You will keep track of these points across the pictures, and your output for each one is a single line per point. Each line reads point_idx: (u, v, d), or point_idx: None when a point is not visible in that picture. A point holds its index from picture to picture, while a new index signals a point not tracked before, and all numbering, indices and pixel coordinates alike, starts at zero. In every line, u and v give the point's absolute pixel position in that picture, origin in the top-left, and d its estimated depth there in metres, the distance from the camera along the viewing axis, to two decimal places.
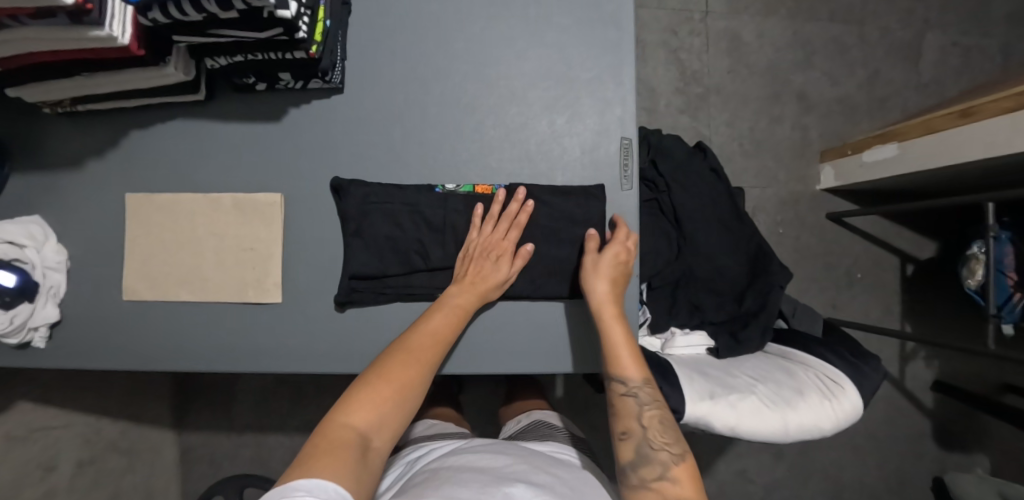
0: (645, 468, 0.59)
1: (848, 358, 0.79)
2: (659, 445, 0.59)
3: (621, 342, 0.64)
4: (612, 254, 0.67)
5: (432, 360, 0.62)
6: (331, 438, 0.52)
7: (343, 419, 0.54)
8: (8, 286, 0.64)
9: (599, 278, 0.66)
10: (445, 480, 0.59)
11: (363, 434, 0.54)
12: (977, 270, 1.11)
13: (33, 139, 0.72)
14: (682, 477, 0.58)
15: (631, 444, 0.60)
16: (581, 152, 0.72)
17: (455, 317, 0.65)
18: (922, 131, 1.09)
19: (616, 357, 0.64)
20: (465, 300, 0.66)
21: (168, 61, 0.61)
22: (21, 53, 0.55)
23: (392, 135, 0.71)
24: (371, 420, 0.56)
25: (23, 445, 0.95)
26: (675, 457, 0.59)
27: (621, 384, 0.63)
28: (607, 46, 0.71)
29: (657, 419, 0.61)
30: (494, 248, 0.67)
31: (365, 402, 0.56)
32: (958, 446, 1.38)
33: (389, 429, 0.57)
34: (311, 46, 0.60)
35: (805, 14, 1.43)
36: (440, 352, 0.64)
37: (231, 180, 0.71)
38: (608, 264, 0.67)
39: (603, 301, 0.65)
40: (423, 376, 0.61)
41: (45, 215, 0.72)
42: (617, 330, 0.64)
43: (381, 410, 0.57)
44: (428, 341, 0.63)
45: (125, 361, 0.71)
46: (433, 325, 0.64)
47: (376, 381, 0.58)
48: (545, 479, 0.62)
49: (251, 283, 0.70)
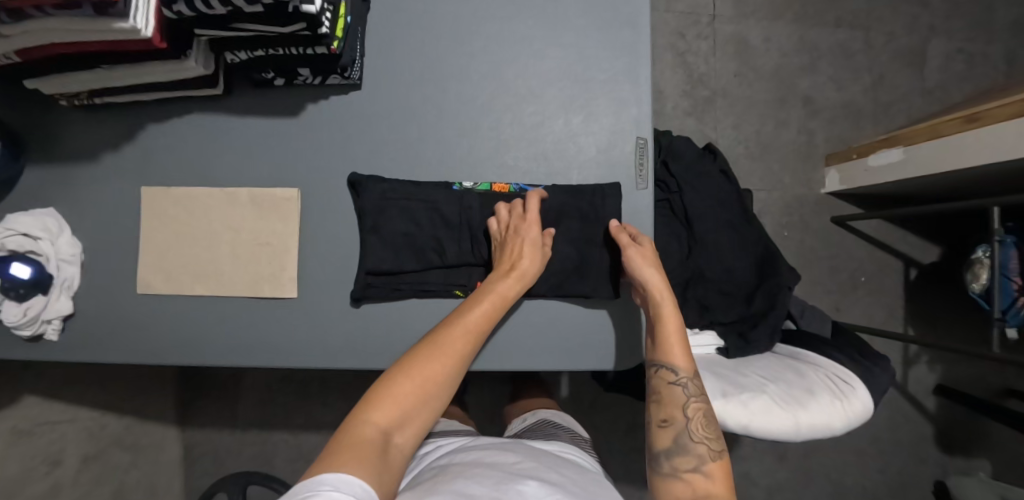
0: (679, 458, 0.60)
1: (858, 359, 0.80)
2: (700, 438, 0.61)
3: (676, 331, 0.64)
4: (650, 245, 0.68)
5: (463, 355, 0.62)
6: (356, 435, 0.52)
7: (366, 416, 0.55)
8: (23, 278, 0.65)
9: (652, 266, 0.65)
10: (457, 476, 0.59)
11: (385, 431, 0.55)
12: (983, 273, 1.11)
13: (48, 131, 0.72)
14: (716, 472, 0.59)
15: (671, 432, 0.62)
16: (596, 151, 0.72)
17: (493, 308, 0.64)
18: (929, 136, 1.09)
19: (670, 345, 0.64)
20: (506, 288, 0.64)
21: (188, 55, 0.61)
22: (43, 44, 0.55)
23: (409, 132, 0.71)
24: (394, 417, 0.56)
25: (29, 439, 0.95)
26: (713, 453, 0.60)
27: (671, 373, 0.63)
28: (623, 47, 0.72)
29: (701, 413, 0.62)
30: (518, 224, 0.66)
31: (389, 399, 0.56)
32: (959, 450, 1.39)
33: (410, 428, 0.57)
34: (333, 42, 0.60)
35: (811, 19, 1.44)
36: (473, 348, 0.63)
37: (248, 174, 0.71)
38: (654, 255, 0.67)
39: (661, 287, 0.65)
40: (452, 373, 0.61)
41: (59, 207, 0.72)
42: (671, 324, 0.65)
43: (404, 406, 0.57)
44: (462, 336, 0.62)
45: (137, 354, 0.71)
46: (472, 316, 0.63)
47: (399, 376, 0.58)
48: (556, 477, 0.62)
49: (266, 278, 0.70)
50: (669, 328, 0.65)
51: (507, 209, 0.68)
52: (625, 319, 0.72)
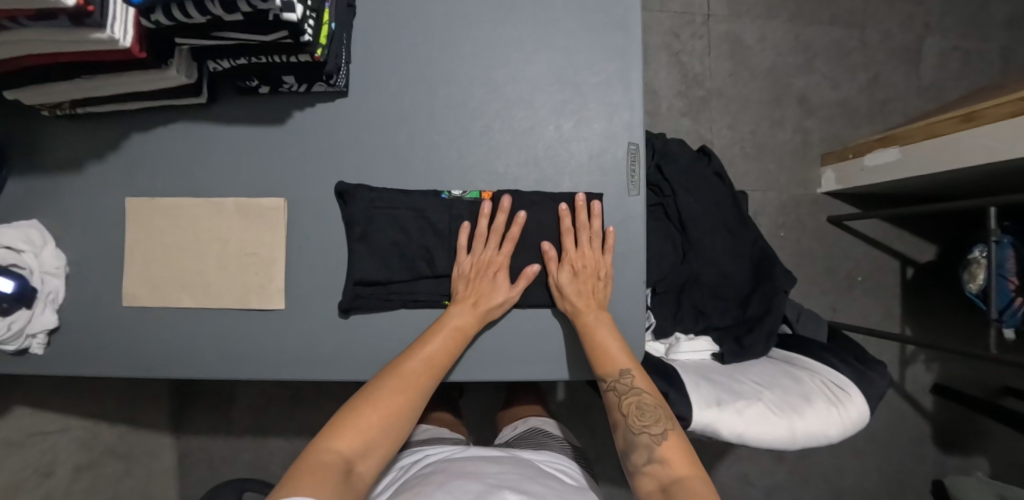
0: (635, 454, 0.61)
1: (853, 364, 0.79)
2: (640, 429, 0.61)
3: (605, 340, 0.66)
4: (569, 273, 0.67)
5: (426, 385, 0.63)
6: (316, 461, 0.53)
7: (330, 442, 0.55)
8: (6, 291, 0.64)
9: (565, 298, 0.67)
10: (436, 488, 0.59)
11: (347, 458, 0.55)
12: (978, 273, 1.11)
13: (30, 141, 0.71)
14: (670, 456, 0.59)
15: (621, 434, 0.63)
16: (588, 157, 0.71)
17: (452, 341, 0.65)
18: (924, 135, 1.09)
19: (600, 356, 0.65)
20: (464, 322, 0.65)
21: (170, 63, 0.60)
22: (20, 55, 0.54)
23: (398, 138, 0.70)
24: (358, 443, 0.56)
25: (20, 450, 0.94)
26: (656, 438, 0.60)
27: (603, 382, 0.65)
28: (613, 51, 0.71)
29: (633, 406, 0.63)
30: (489, 265, 0.68)
31: (352, 427, 0.57)
32: (958, 451, 1.38)
33: (373, 456, 0.57)
34: (316, 49, 0.59)
35: (806, 17, 1.43)
36: (435, 376, 0.64)
37: (233, 184, 0.70)
38: (573, 279, 0.67)
39: (574, 312, 0.67)
40: (416, 401, 0.61)
41: (43, 218, 0.71)
42: (603, 330, 0.66)
43: (365, 433, 0.57)
44: (423, 367, 0.63)
45: (124, 368, 0.71)
46: (433, 346, 0.64)
47: (362, 406, 0.58)
48: (537, 489, 0.62)
49: (254, 288, 0.69)
50: (593, 344, 0.65)
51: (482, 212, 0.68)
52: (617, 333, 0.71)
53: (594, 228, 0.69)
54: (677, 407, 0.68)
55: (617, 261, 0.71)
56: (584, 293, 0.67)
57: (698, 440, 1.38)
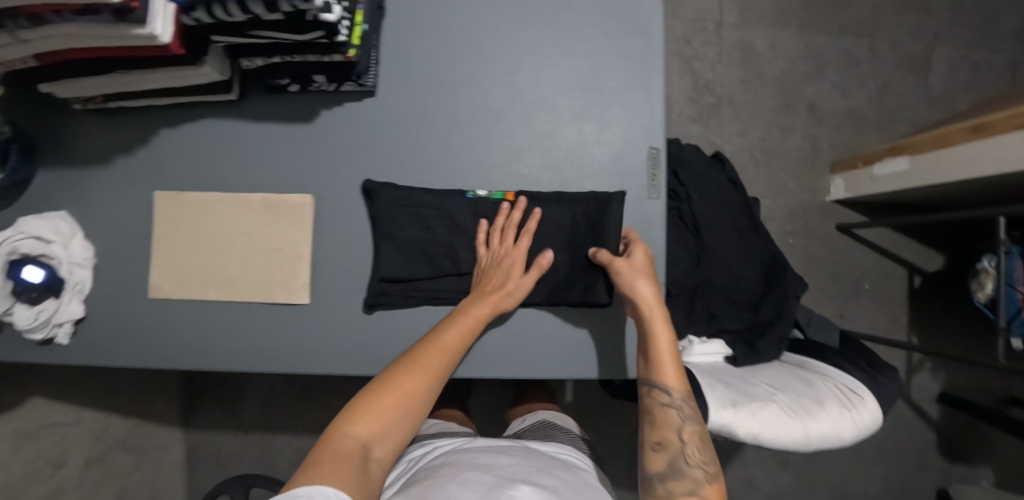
0: (675, 482, 0.59)
1: (866, 369, 0.80)
2: (695, 462, 0.60)
3: (667, 353, 0.62)
4: (643, 256, 0.66)
5: (443, 371, 0.63)
6: (337, 446, 0.54)
7: (349, 426, 0.56)
8: (35, 282, 0.67)
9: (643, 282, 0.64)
10: (450, 481, 0.59)
11: (364, 443, 0.56)
12: (988, 282, 1.12)
13: (58, 133, 0.72)
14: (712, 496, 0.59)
15: (664, 456, 0.61)
16: (608, 160, 0.72)
17: (469, 328, 0.65)
18: (935, 145, 1.10)
19: (664, 362, 0.62)
20: (479, 311, 0.65)
21: (205, 60, 0.61)
22: (61, 48, 0.56)
23: (422, 138, 0.70)
24: (377, 429, 0.57)
25: (33, 441, 0.94)
26: (710, 476, 0.60)
27: (667, 395, 0.62)
28: (635, 57, 0.72)
29: (696, 435, 0.62)
30: (505, 257, 0.68)
31: (369, 413, 0.57)
32: (962, 459, 1.39)
33: (389, 441, 0.57)
34: (349, 49, 0.60)
35: (816, 26, 1.45)
36: (450, 363, 0.64)
37: (260, 180, 0.71)
38: (645, 268, 0.65)
39: (653, 303, 0.63)
40: (431, 390, 0.61)
41: (71, 210, 0.72)
42: (665, 337, 0.63)
43: (382, 421, 0.57)
44: (439, 354, 0.63)
45: (147, 359, 0.71)
46: (451, 332, 0.64)
47: (381, 392, 0.59)
48: (550, 481, 0.63)
49: (280, 283, 0.70)
50: (661, 341, 0.63)
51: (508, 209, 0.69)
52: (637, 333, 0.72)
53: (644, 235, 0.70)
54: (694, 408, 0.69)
55: None
56: (655, 285, 0.65)
57: None
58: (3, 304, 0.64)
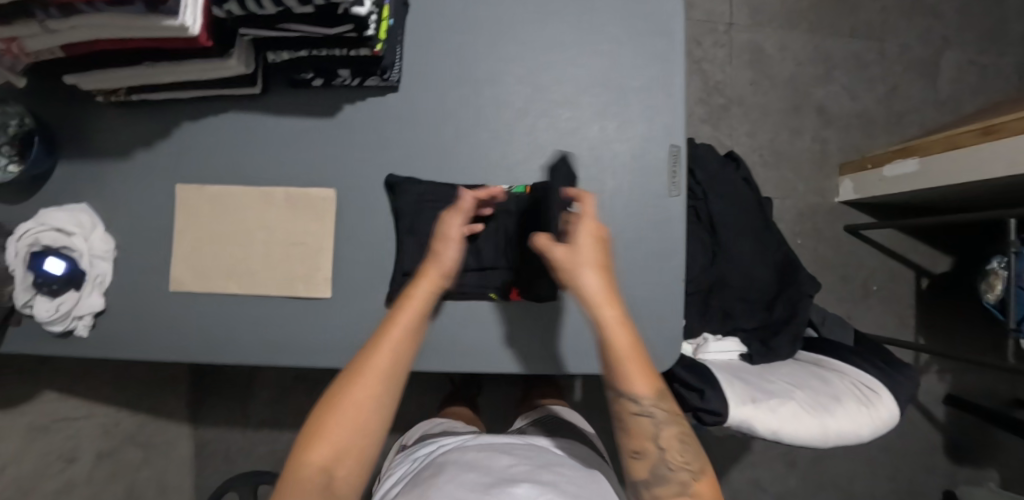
0: (661, 487, 0.59)
1: (882, 367, 0.80)
2: (678, 465, 0.59)
3: (629, 356, 0.56)
4: (588, 237, 0.56)
5: (396, 374, 0.57)
6: (299, 479, 0.52)
7: (305, 454, 0.53)
8: (55, 274, 0.67)
9: (587, 279, 0.55)
10: (447, 480, 0.61)
11: (325, 469, 0.53)
12: (997, 284, 1.12)
13: (79, 125, 0.72)
14: (702, 492, 0.59)
15: (646, 463, 0.59)
16: (629, 157, 0.72)
17: (414, 320, 0.58)
18: (945, 147, 1.10)
19: (630, 370, 0.56)
20: (418, 293, 0.59)
21: (231, 54, 0.61)
22: (90, 39, 0.56)
23: (445, 134, 0.71)
24: (335, 453, 0.53)
25: (45, 435, 0.94)
26: (693, 476, 0.59)
27: (636, 403, 0.57)
28: (657, 56, 0.72)
29: (672, 438, 0.59)
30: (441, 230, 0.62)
31: (323, 437, 0.53)
32: (969, 461, 1.39)
33: (352, 459, 0.54)
34: (376, 44, 0.61)
35: (825, 29, 1.46)
36: (404, 362, 0.58)
37: (282, 174, 0.71)
38: (590, 254, 0.56)
39: (602, 298, 0.55)
40: (385, 393, 0.56)
41: (92, 203, 0.72)
42: (626, 337, 0.56)
43: (338, 442, 0.54)
44: (385, 355, 0.57)
45: (167, 352, 0.71)
46: (396, 325, 0.58)
47: (329, 412, 0.54)
48: (550, 477, 0.63)
49: (301, 277, 0.70)
50: (619, 343, 0.55)
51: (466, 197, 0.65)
52: (658, 330, 0.72)
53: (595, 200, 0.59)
54: (713, 403, 0.70)
55: (658, 259, 0.72)
56: (604, 274, 0.56)
57: (711, 442, 1.39)
58: (25, 297, 0.66)
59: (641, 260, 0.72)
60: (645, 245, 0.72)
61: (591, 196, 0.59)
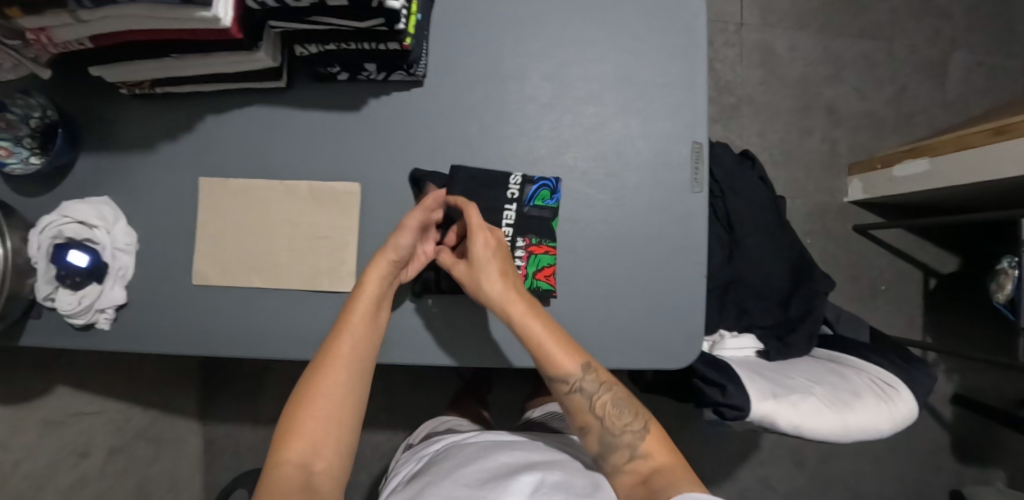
0: (615, 454, 0.62)
1: (900, 364, 0.81)
2: (621, 429, 0.62)
3: (546, 338, 0.62)
4: (481, 246, 0.63)
5: (357, 360, 0.63)
6: (277, 478, 0.54)
7: (282, 452, 0.56)
8: (80, 266, 0.67)
9: (490, 285, 0.62)
10: (443, 478, 0.62)
11: (302, 464, 0.56)
12: (1006, 283, 1.13)
13: (102, 117, 0.72)
14: (652, 448, 0.61)
15: (593, 437, 0.64)
16: (652, 154, 0.72)
17: (364, 306, 0.64)
18: (956, 147, 1.11)
19: (551, 356, 0.62)
20: (371, 285, 0.65)
21: (260, 46, 0.61)
22: (120, 30, 0.56)
23: (470, 129, 0.71)
24: (309, 446, 0.57)
25: (58, 430, 0.93)
26: (637, 436, 0.62)
27: (565, 383, 0.63)
28: (679, 52, 0.72)
29: (607, 406, 0.63)
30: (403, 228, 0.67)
31: (297, 432, 0.57)
32: (975, 460, 1.40)
33: (327, 448, 0.57)
34: (406, 38, 0.61)
35: (835, 29, 1.46)
36: (365, 346, 0.64)
37: (306, 167, 0.71)
38: (494, 261, 0.63)
39: (506, 296, 0.62)
40: (348, 377, 0.61)
41: (113, 195, 0.72)
42: (538, 327, 0.62)
43: (312, 433, 0.58)
44: (342, 344, 0.62)
45: (187, 346, 0.71)
46: (351, 315, 0.64)
47: (299, 406, 0.59)
48: (550, 471, 0.61)
49: (325, 271, 0.70)
50: (534, 334, 0.61)
51: (426, 203, 0.66)
52: (680, 327, 0.72)
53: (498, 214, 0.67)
54: (734, 399, 0.70)
55: (680, 256, 0.72)
56: (506, 277, 0.63)
57: (719, 441, 1.40)
58: (48, 289, 0.67)
59: (663, 256, 0.72)
60: (667, 242, 0.72)
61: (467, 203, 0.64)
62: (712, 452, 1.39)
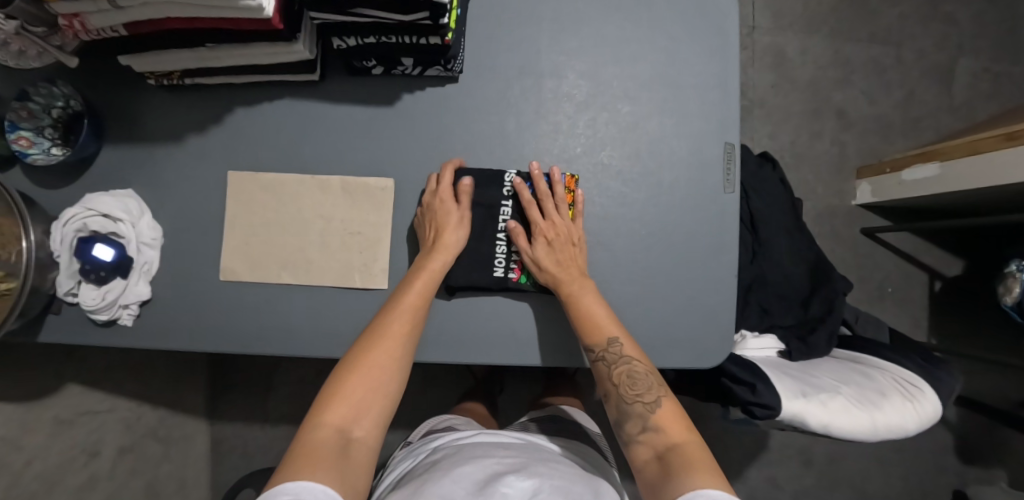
0: (629, 423, 0.63)
1: (921, 364, 0.82)
2: (633, 398, 0.63)
3: (596, 306, 0.65)
4: (544, 246, 0.67)
5: (409, 334, 0.63)
6: (315, 440, 0.54)
7: (321, 416, 0.56)
8: (105, 261, 0.64)
9: (544, 271, 0.66)
10: (442, 476, 0.60)
11: (341, 428, 0.56)
12: (1014, 287, 1.14)
13: (128, 109, 0.70)
14: (664, 423, 0.61)
15: (614, 403, 0.65)
16: (686, 153, 0.72)
17: (427, 284, 0.64)
18: (966, 152, 1.12)
19: (589, 323, 0.64)
20: (430, 267, 0.65)
21: (298, 37, 0.60)
22: (156, 19, 0.54)
23: (505, 126, 0.71)
24: (351, 412, 0.57)
25: (69, 429, 0.90)
26: (649, 406, 0.62)
27: (592, 351, 0.65)
28: (713, 53, 0.72)
29: (625, 375, 0.63)
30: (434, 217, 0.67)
31: (343, 397, 0.57)
32: (979, 461, 1.42)
33: (368, 418, 0.57)
34: (448, 33, 0.60)
35: (846, 34, 1.48)
36: (416, 323, 0.64)
37: (338, 163, 0.70)
38: (551, 250, 0.67)
39: (568, 274, 0.66)
40: (399, 354, 0.61)
41: (138, 188, 0.70)
42: (588, 298, 0.66)
43: (356, 400, 0.58)
44: (396, 322, 0.62)
45: (213, 344, 0.69)
46: (407, 294, 0.64)
47: (347, 375, 0.59)
48: (545, 470, 0.62)
49: (358, 268, 0.69)
50: (583, 310, 0.65)
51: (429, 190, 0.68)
52: (714, 328, 0.72)
53: (558, 196, 0.69)
54: (764, 397, 0.69)
55: (713, 256, 0.72)
56: (563, 263, 0.67)
57: (728, 440, 1.40)
58: (70, 285, 0.65)
59: (699, 256, 0.72)
60: (700, 242, 0.72)
61: (526, 189, 0.68)
62: (721, 452, 1.40)
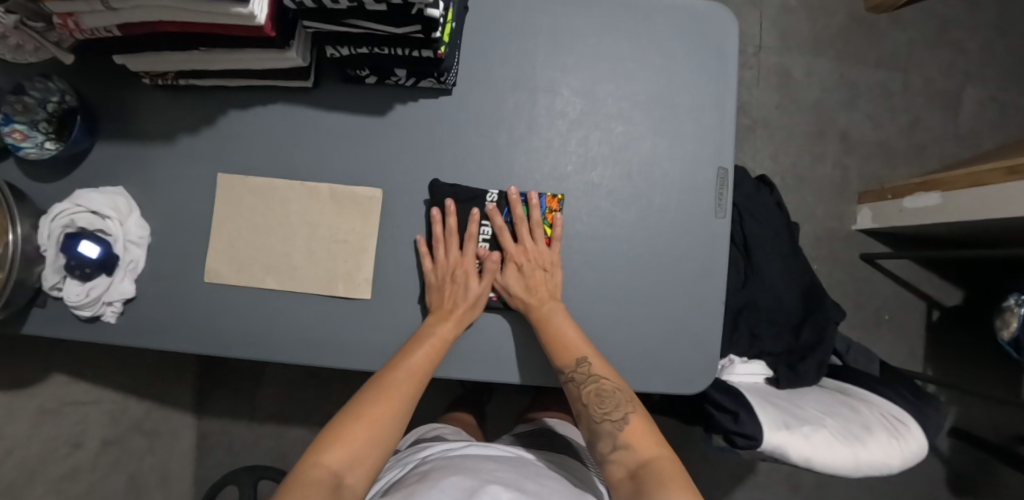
0: (600, 443, 0.63)
1: (909, 398, 0.81)
2: (601, 417, 0.63)
3: (564, 326, 0.66)
4: (516, 273, 0.69)
5: (414, 395, 0.63)
6: (308, 478, 0.54)
7: (321, 455, 0.57)
8: (91, 257, 0.64)
9: (514, 297, 0.68)
10: (430, 487, 0.59)
11: (336, 471, 0.56)
12: (1012, 321, 1.13)
13: (123, 107, 0.70)
14: (632, 440, 0.61)
15: (585, 423, 0.65)
16: (679, 176, 0.72)
17: (438, 349, 0.65)
18: (969, 183, 1.10)
19: (559, 344, 0.64)
20: (445, 331, 0.66)
21: (291, 45, 0.60)
22: (149, 22, 0.54)
23: (497, 140, 0.70)
24: (348, 459, 0.57)
25: (54, 419, 0.91)
26: (617, 424, 0.62)
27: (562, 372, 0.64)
28: (710, 77, 0.72)
29: (593, 394, 0.63)
30: (458, 267, 0.68)
31: (342, 440, 0.58)
32: (970, 495, 1.39)
33: (362, 467, 0.58)
34: (441, 46, 0.60)
35: (852, 56, 1.47)
36: (422, 385, 0.64)
37: (327, 170, 0.70)
38: (522, 276, 0.68)
39: (538, 297, 0.67)
40: (403, 413, 0.62)
41: (128, 186, 0.70)
42: (558, 318, 0.66)
43: (356, 447, 0.58)
44: (407, 378, 0.63)
45: (194, 346, 0.69)
46: (419, 355, 0.65)
47: (348, 423, 0.59)
48: (534, 487, 0.61)
49: (342, 276, 0.69)
50: (554, 332, 0.65)
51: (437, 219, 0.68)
52: (698, 354, 0.71)
53: (533, 221, 0.69)
54: (746, 427, 0.69)
55: (702, 280, 0.72)
56: (533, 287, 0.68)
57: (716, 461, 1.39)
58: (55, 279, 0.64)
59: (687, 280, 0.72)
60: (688, 267, 0.72)
61: (499, 216, 0.69)
62: (708, 473, 1.38)
